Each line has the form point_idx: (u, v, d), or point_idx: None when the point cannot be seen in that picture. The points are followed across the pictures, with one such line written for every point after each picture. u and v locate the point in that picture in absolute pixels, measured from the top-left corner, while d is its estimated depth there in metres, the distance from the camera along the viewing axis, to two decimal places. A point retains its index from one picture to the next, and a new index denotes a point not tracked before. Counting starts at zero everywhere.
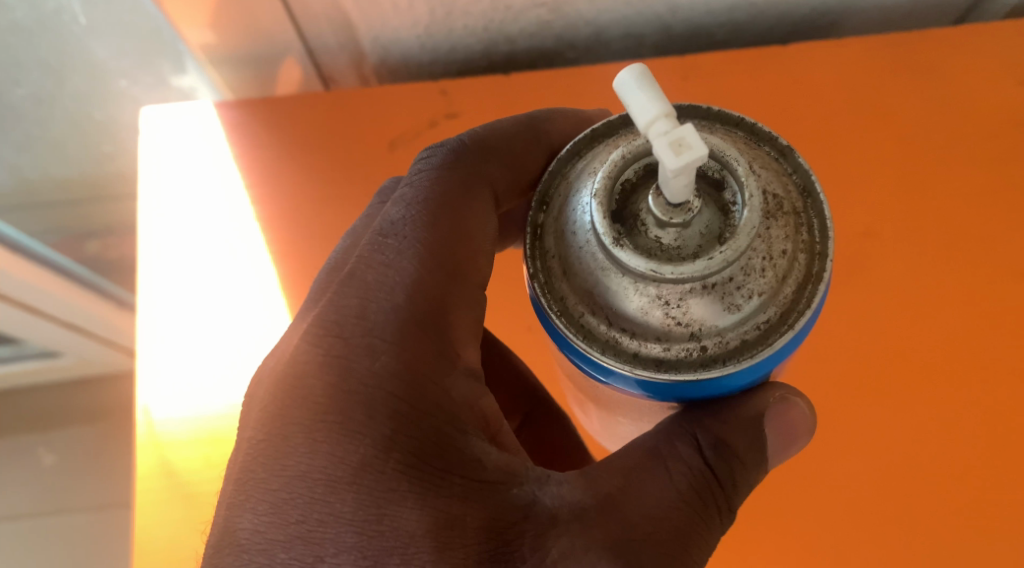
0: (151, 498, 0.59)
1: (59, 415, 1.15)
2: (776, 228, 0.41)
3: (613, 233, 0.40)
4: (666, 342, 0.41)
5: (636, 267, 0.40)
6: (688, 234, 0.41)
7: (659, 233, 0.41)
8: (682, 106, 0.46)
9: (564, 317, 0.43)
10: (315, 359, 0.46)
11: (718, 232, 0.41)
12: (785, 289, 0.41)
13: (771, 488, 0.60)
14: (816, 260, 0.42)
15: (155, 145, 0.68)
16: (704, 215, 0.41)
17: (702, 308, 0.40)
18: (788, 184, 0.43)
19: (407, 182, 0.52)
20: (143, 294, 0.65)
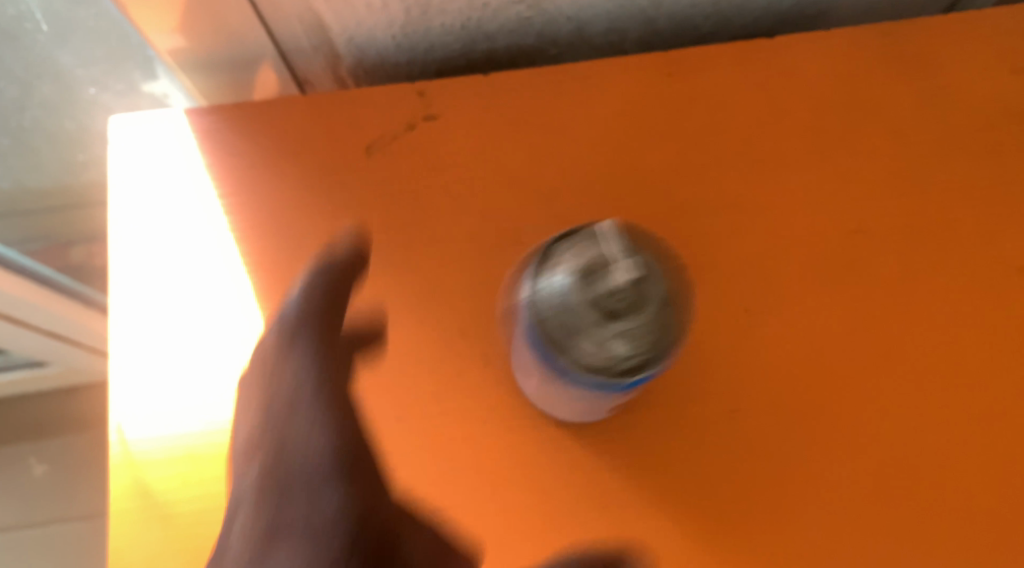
0: (127, 520, 0.57)
1: (44, 424, 1.13)
2: (672, 301, 0.50)
3: (552, 268, 0.50)
4: (563, 359, 0.50)
5: (541, 305, 0.50)
6: (609, 294, 0.48)
7: (586, 288, 0.49)
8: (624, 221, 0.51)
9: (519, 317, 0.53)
10: (284, 351, 0.57)
11: (635, 296, 0.48)
12: (673, 337, 0.50)
13: (769, 497, 0.57)
14: (688, 318, 0.50)
15: (124, 153, 0.65)
16: (624, 280, 0.48)
17: (585, 348, 0.49)
18: (680, 274, 0.51)
19: (327, 245, 0.61)
20: (114, 308, 0.62)
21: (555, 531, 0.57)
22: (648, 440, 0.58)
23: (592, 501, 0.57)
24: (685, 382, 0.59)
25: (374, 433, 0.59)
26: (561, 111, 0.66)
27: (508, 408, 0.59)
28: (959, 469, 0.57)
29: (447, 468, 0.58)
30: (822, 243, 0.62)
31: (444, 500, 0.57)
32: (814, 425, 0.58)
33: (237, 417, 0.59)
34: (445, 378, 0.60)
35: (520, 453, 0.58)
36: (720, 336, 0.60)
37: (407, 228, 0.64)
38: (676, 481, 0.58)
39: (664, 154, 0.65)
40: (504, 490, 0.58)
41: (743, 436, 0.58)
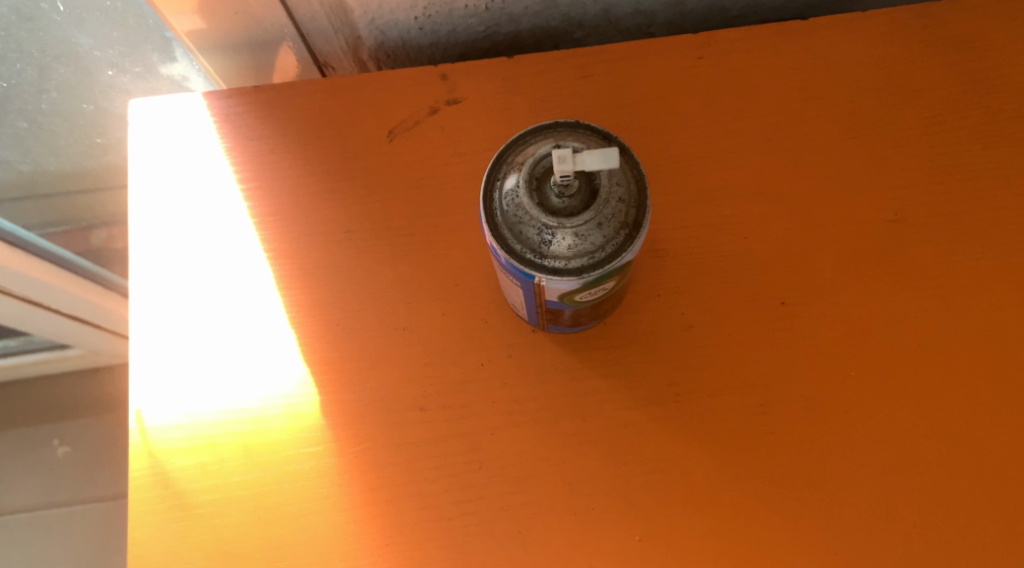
0: (148, 510, 0.57)
1: (64, 406, 1.13)
2: (574, 253, 0.45)
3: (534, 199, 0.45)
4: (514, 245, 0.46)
5: (512, 190, 0.45)
6: (555, 237, 0.45)
7: (538, 225, 0.45)
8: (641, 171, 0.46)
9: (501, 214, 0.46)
10: (330, 319, 0.60)
11: (538, 242, 0.45)
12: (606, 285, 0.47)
13: (801, 496, 0.55)
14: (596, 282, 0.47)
15: (143, 138, 0.64)
16: (569, 231, 0.45)
17: (527, 237, 0.45)
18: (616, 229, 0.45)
19: (343, 200, 0.63)
20: (134, 295, 0.61)
21: (579, 526, 0.56)
22: (675, 435, 0.57)
23: (618, 496, 0.56)
24: (713, 375, 0.58)
25: (395, 424, 0.58)
26: (587, 95, 0.64)
27: (532, 400, 0.58)
28: (999, 468, 0.55)
29: (469, 460, 0.57)
30: (857, 234, 0.60)
31: (466, 493, 0.56)
32: (847, 422, 0.57)
33: (257, 406, 0.59)
34: (468, 369, 0.59)
35: (544, 447, 0.57)
36: (750, 329, 0.59)
37: (429, 215, 0.62)
38: (705, 478, 0.56)
39: (694, 140, 0.63)
40: (527, 484, 0.57)
41: (773, 432, 0.57)
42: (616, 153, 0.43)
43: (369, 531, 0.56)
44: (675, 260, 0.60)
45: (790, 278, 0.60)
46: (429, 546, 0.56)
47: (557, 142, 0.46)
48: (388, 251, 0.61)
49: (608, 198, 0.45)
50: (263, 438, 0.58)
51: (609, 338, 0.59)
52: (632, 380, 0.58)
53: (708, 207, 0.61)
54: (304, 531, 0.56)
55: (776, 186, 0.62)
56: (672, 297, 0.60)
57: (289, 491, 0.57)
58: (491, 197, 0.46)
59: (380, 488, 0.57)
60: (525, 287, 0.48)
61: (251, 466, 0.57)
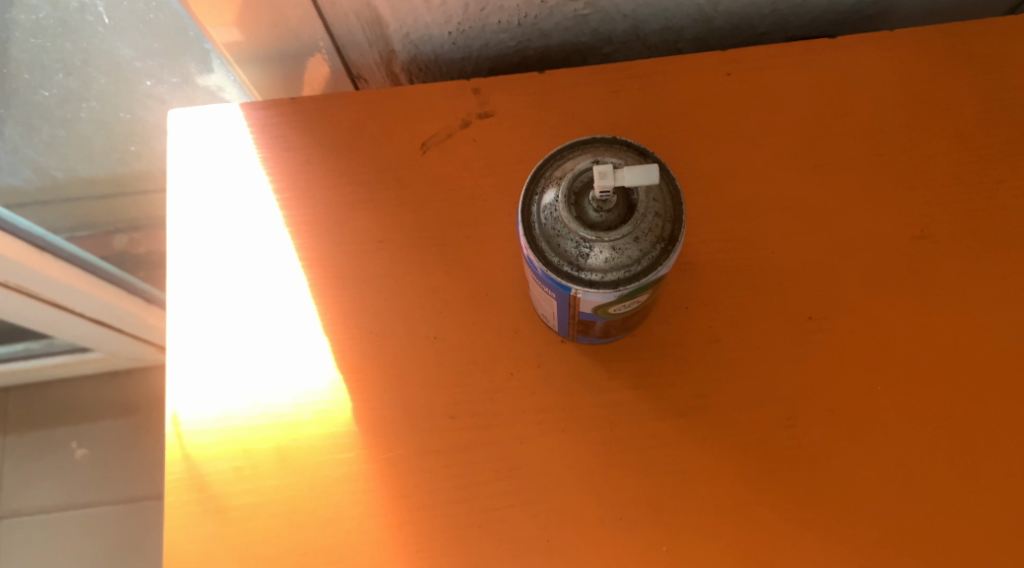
0: (183, 512, 0.58)
1: (87, 408, 1.14)
2: (610, 268, 0.46)
3: (571, 213, 0.46)
4: (550, 258, 0.47)
5: (550, 206, 0.46)
6: (590, 250, 0.46)
7: (575, 237, 0.46)
8: (678, 188, 0.46)
9: (539, 227, 0.47)
10: (362, 327, 0.61)
11: (573, 255, 0.46)
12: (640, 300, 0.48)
13: (826, 508, 0.56)
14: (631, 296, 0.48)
15: (181, 147, 0.66)
16: (604, 244, 0.45)
17: (563, 250, 0.46)
18: (652, 244, 0.46)
19: (376, 210, 0.64)
20: (170, 301, 0.63)
21: (607, 535, 0.56)
22: (702, 446, 0.58)
23: (645, 505, 0.57)
24: (740, 388, 0.59)
25: (426, 431, 0.59)
26: (617, 110, 0.65)
27: (561, 410, 0.59)
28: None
29: (499, 468, 0.58)
30: (883, 250, 0.61)
31: (495, 501, 0.57)
32: (872, 435, 0.57)
33: (290, 412, 0.60)
34: (497, 378, 0.60)
35: (572, 456, 0.58)
36: (776, 342, 0.59)
37: (460, 226, 0.63)
38: (731, 489, 0.57)
39: (722, 156, 0.64)
40: (556, 492, 0.57)
41: (799, 445, 0.57)
42: (656, 170, 0.43)
43: (399, 536, 0.57)
44: (703, 274, 0.61)
45: (816, 293, 0.60)
46: (458, 552, 0.56)
47: (595, 158, 0.47)
48: (419, 261, 0.63)
49: (645, 213, 0.45)
50: (295, 443, 0.59)
51: (637, 349, 0.60)
52: (659, 391, 0.59)
53: (735, 221, 0.62)
54: (335, 536, 0.57)
55: (803, 201, 0.62)
56: (700, 310, 0.61)
57: (321, 496, 0.58)
58: (529, 210, 0.47)
59: (410, 494, 0.58)
60: (559, 299, 0.49)
61: (284, 470, 0.58)
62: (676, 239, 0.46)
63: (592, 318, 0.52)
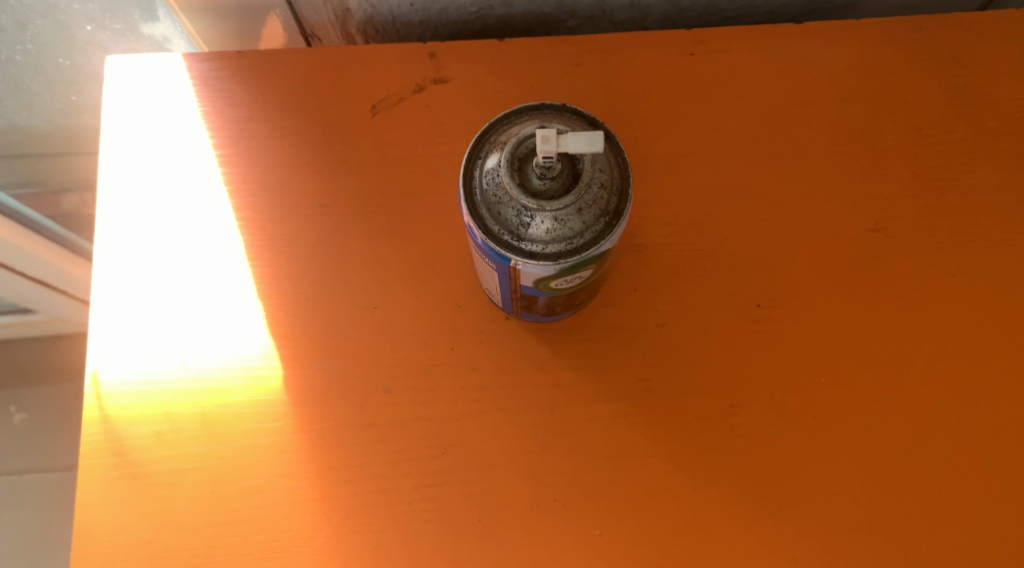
0: (99, 476, 0.55)
1: (26, 372, 1.10)
2: (553, 239, 0.44)
3: (513, 179, 0.44)
4: (489, 227, 0.45)
5: (492, 172, 0.45)
6: (534, 220, 0.44)
7: (516, 205, 0.44)
8: (626, 159, 0.45)
9: (481, 195, 0.45)
10: (298, 291, 0.59)
11: (516, 223, 0.44)
12: (582, 273, 0.46)
13: (764, 497, 0.55)
14: (575, 270, 0.46)
15: (118, 97, 0.63)
16: (547, 213, 0.43)
17: (503, 219, 0.44)
18: (597, 217, 0.44)
19: (321, 172, 0.61)
20: (99, 257, 0.60)
21: (542, 517, 0.55)
22: (643, 431, 0.56)
23: (582, 489, 0.55)
24: (685, 374, 0.58)
25: (360, 404, 0.57)
26: (576, 85, 0.63)
27: (501, 388, 0.57)
28: (963, 482, 0.55)
29: (434, 445, 0.56)
30: (836, 241, 0.60)
31: (429, 478, 0.55)
32: (814, 425, 0.56)
33: (219, 378, 0.57)
34: (438, 352, 0.58)
35: (511, 436, 0.56)
36: (724, 329, 0.58)
37: (409, 194, 0.61)
38: (670, 476, 0.55)
39: (681, 137, 0.62)
40: (492, 472, 0.56)
41: (741, 433, 0.56)
42: (601, 137, 0.41)
43: (327, 511, 0.55)
44: (655, 256, 0.60)
45: (768, 282, 0.59)
46: (389, 529, 0.55)
47: (542, 124, 0.45)
48: (363, 229, 0.60)
49: (590, 183, 0.44)
50: (222, 410, 0.56)
51: (583, 329, 0.59)
52: (603, 374, 0.58)
53: (690, 205, 0.61)
54: (258, 508, 0.55)
55: (760, 188, 0.61)
56: (649, 293, 0.59)
57: (246, 466, 0.55)
58: (471, 176, 0.45)
59: (340, 468, 0.55)
60: (499, 270, 0.48)
61: (209, 438, 0.56)
62: (622, 213, 0.45)
63: (533, 294, 0.50)
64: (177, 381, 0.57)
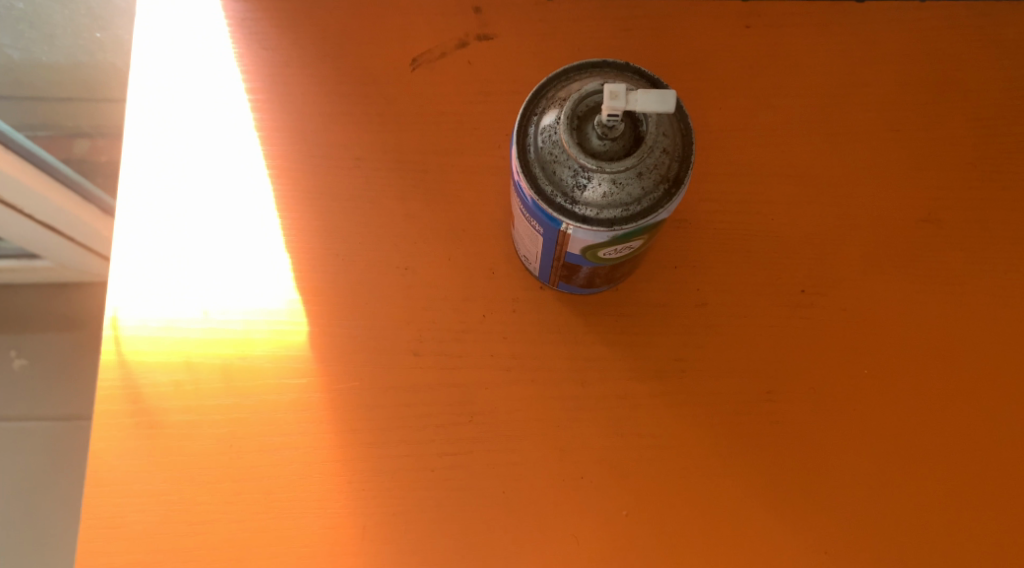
0: (114, 423, 0.54)
1: (30, 317, 1.08)
2: (609, 203, 0.42)
3: (572, 138, 0.41)
4: (542, 187, 0.43)
5: (548, 130, 0.42)
6: (591, 183, 0.42)
7: (573, 165, 0.42)
8: (690, 124, 0.43)
9: (535, 153, 0.43)
10: (327, 245, 0.57)
11: (571, 184, 0.42)
12: (634, 242, 0.44)
13: (797, 487, 0.54)
14: (628, 239, 0.44)
15: (149, 33, 0.60)
16: (605, 175, 0.41)
17: (557, 180, 0.42)
18: (656, 183, 0.42)
19: (357, 124, 0.59)
20: (123, 198, 0.58)
21: (568, 493, 0.53)
22: (676, 412, 0.55)
23: (609, 467, 0.54)
24: (722, 356, 0.56)
25: (386, 367, 0.55)
26: (625, 51, 0.61)
27: (532, 359, 0.55)
28: (1002, 483, 0.54)
29: (460, 413, 0.54)
30: (886, 230, 0.58)
31: (453, 446, 0.54)
32: (851, 417, 0.55)
33: (241, 329, 0.55)
34: (468, 318, 0.56)
35: (540, 408, 0.55)
36: (764, 313, 0.57)
37: (446, 153, 0.59)
38: (702, 458, 0.54)
39: (731, 112, 0.60)
40: (518, 444, 0.54)
41: (776, 420, 0.55)
42: (672, 97, 0.39)
43: (347, 473, 0.53)
44: (696, 233, 0.58)
45: (813, 267, 0.57)
46: (410, 496, 0.53)
47: (605, 82, 0.42)
48: (397, 186, 0.58)
49: (653, 146, 0.41)
50: (243, 363, 0.55)
51: (619, 304, 0.57)
52: (637, 351, 0.56)
53: (736, 182, 0.59)
54: (277, 465, 0.53)
55: (809, 169, 0.59)
56: (689, 271, 0.57)
57: (265, 423, 0.54)
58: (526, 133, 0.43)
59: (363, 430, 0.54)
60: (546, 234, 0.46)
61: (228, 391, 0.54)
62: (681, 181, 0.43)
63: (577, 262, 0.48)
64: (199, 330, 0.55)
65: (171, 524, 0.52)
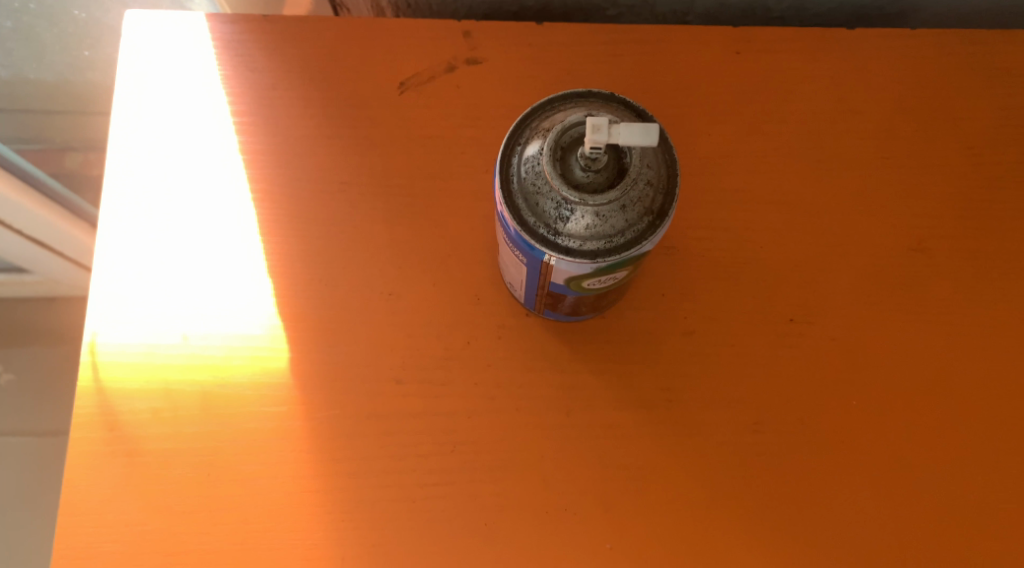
0: (89, 450, 0.53)
1: (16, 332, 1.07)
2: (592, 235, 0.41)
3: (555, 170, 0.41)
4: (524, 219, 0.42)
5: (531, 160, 0.42)
6: (574, 215, 0.41)
7: (555, 196, 0.41)
8: (676, 156, 0.42)
9: (518, 184, 0.42)
10: (310, 270, 0.56)
11: (554, 215, 0.41)
12: (618, 274, 0.44)
13: (784, 520, 0.53)
14: (612, 271, 0.43)
15: (135, 53, 0.60)
16: (588, 208, 0.41)
17: (540, 212, 0.42)
18: (640, 216, 0.41)
19: (343, 148, 0.58)
20: (104, 221, 0.57)
21: (550, 525, 0.52)
22: (661, 443, 0.54)
23: (594, 498, 0.53)
24: (710, 387, 0.55)
25: (368, 394, 0.54)
26: (614, 76, 0.60)
27: (516, 387, 0.55)
28: (992, 518, 0.53)
29: (443, 442, 0.53)
30: (875, 259, 0.58)
31: (434, 476, 0.53)
32: (840, 449, 0.54)
33: (221, 355, 0.54)
34: (452, 345, 0.55)
35: (523, 438, 0.54)
36: (753, 342, 0.56)
37: (433, 178, 0.58)
38: (687, 490, 0.53)
39: (720, 139, 0.60)
40: (501, 474, 0.53)
41: (763, 452, 0.54)
42: (655, 130, 0.39)
43: (326, 503, 0.52)
44: (685, 261, 0.57)
45: (802, 296, 0.57)
46: (389, 526, 0.52)
47: (589, 113, 0.42)
48: (383, 210, 0.58)
49: (637, 179, 0.41)
50: (223, 389, 0.54)
51: (606, 332, 0.56)
52: (623, 380, 0.55)
53: (725, 209, 0.58)
54: (255, 494, 0.52)
55: (799, 197, 0.59)
56: (677, 299, 0.57)
57: (244, 451, 0.53)
58: (509, 163, 0.43)
59: (343, 459, 0.53)
60: (529, 264, 0.45)
61: (206, 418, 0.53)
62: (666, 213, 0.42)
63: (561, 292, 0.48)
64: (178, 355, 0.55)
65: (145, 554, 0.51)
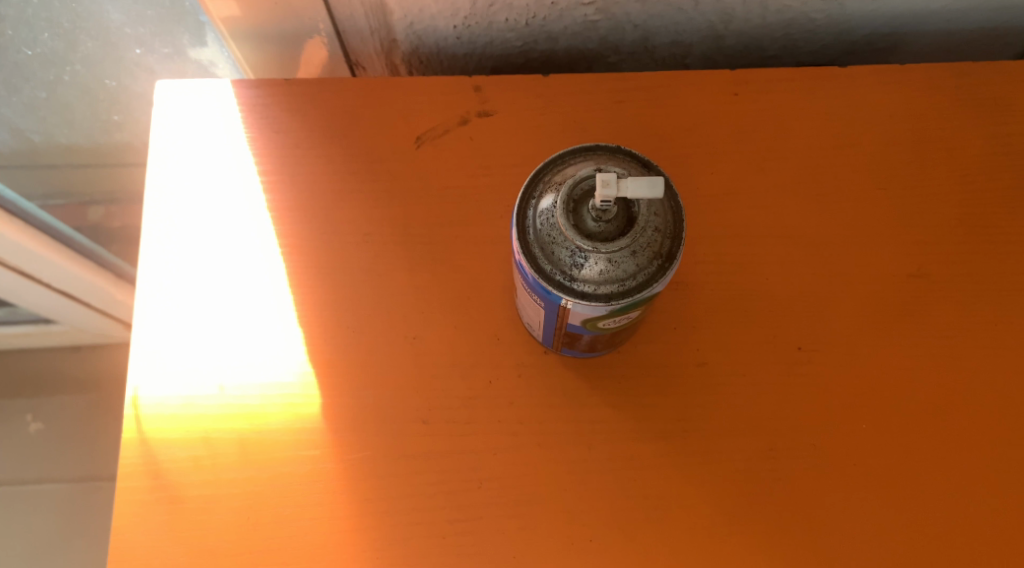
0: (135, 499, 0.55)
1: (47, 382, 1.10)
2: (606, 280, 0.44)
3: (568, 222, 0.44)
4: (541, 267, 0.45)
5: (546, 213, 0.45)
6: (588, 263, 0.44)
7: (570, 245, 0.44)
8: (680, 202, 0.45)
9: (535, 235, 0.45)
10: (338, 318, 0.59)
11: (569, 263, 0.44)
12: (632, 314, 0.46)
13: (803, 543, 0.55)
14: (626, 311, 0.46)
15: (165, 121, 0.63)
16: (600, 254, 0.44)
17: (555, 260, 0.45)
18: (649, 260, 0.44)
19: (365, 201, 0.62)
20: (142, 280, 0.60)
21: (576, 555, 0.55)
22: (680, 472, 0.56)
23: (617, 528, 0.55)
24: (725, 416, 0.57)
25: (397, 435, 0.57)
26: (619, 121, 0.63)
27: (538, 423, 0.57)
28: (1004, 533, 0.55)
29: (470, 478, 0.56)
30: (878, 286, 0.60)
31: (463, 512, 0.55)
32: (853, 471, 0.56)
33: (257, 403, 0.57)
34: (475, 385, 0.58)
35: (547, 472, 0.56)
36: (763, 371, 0.58)
37: (450, 225, 0.61)
38: (708, 517, 0.55)
39: (722, 177, 0.62)
40: (527, 508, 0.55)
41: (780, 477, 0.56)
42: (660, 182, 0.42)
43: (361, 542, 0.55)
44: (694, 295, 0.60)
45: (808, 325, 0.59)
46: (422, 562, 0.54)
47: (598, 166, 0.45)
48: (404, 258, 0.61)
49: (645, 226, 0.44)
50: (259, 436, 0.57)
51: (622, 366, 0.59)
52: (640, 412, 0.57)
53: (731, 244, 0.61)
54: (293, 535, 0.55)
55: (802, 229, 0.61)
56: (689, 332, 0.59)
57: (281, 494, 0.55)
58: (525, 216, 0.46)
59: (375, 498, 0.55)
60: (547, 307, 0.48)
61: (245, 464, 0.56)
62: (674, 256, 0.45)
63: (578, 332, 0.50)
64: (216, 405, 0.57)
65: None
